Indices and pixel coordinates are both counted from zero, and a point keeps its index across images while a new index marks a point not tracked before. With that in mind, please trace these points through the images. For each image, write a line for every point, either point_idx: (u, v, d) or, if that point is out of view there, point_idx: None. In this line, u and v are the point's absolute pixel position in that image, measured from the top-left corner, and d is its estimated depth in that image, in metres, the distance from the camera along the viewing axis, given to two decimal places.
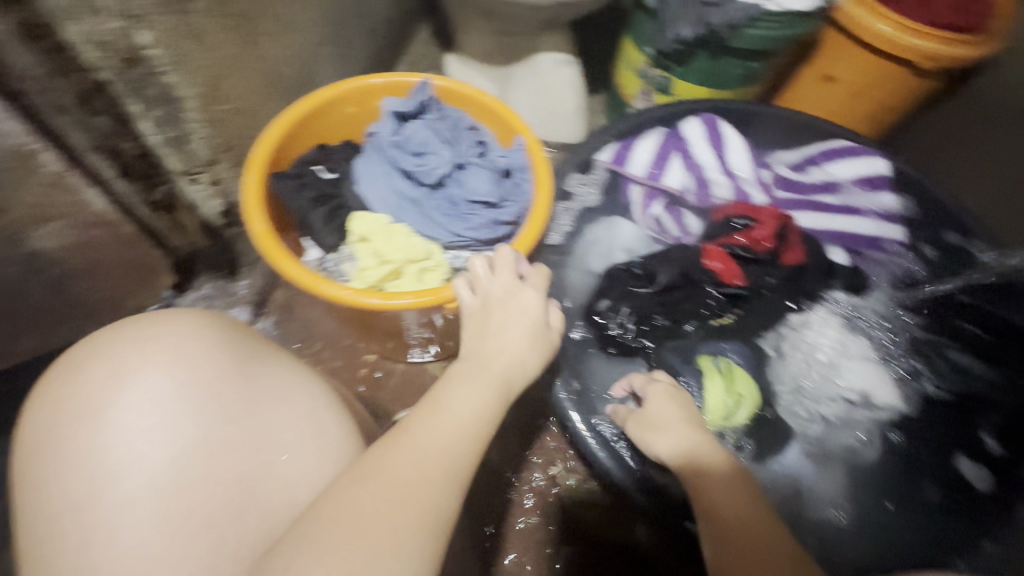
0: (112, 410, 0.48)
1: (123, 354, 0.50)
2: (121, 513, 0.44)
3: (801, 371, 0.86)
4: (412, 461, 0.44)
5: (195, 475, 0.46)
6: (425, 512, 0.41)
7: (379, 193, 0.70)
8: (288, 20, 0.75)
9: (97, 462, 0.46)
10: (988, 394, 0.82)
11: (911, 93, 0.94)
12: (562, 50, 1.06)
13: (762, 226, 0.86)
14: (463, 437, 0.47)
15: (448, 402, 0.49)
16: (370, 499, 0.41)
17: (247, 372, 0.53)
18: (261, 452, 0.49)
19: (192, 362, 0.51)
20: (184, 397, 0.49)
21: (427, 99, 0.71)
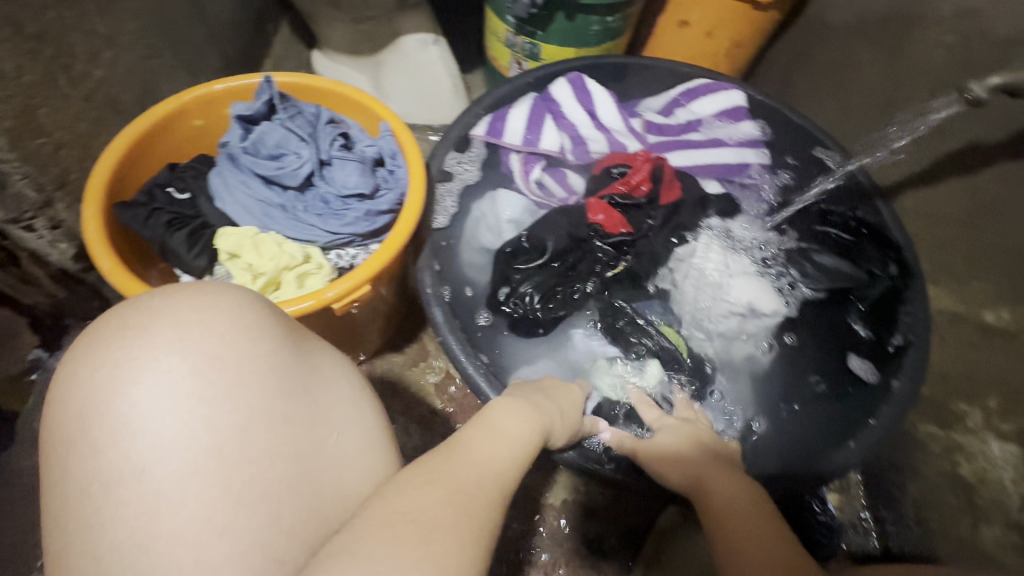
0: (166, 376, 0.37)
1: (174, 313, 0.39)
2: (181, 487, 0.35)
3: (695, 299, 0.83)
4: (476, 470, 0.42)
5: (266, 449, 0.37)
6: (491, 523, 0.38)
7: (241, 205, 0.69)
8: (96, 47, 0.73)
9: (155, 431, 0.36)
10: (854, 288, 0.82)
11: (759, 26, 0.99)
12: (425, 30, 1.09)
13: (636, 170, 0.83)
14: (513, 461, 0.46)
15: (498, 425, 0.49)
16: (450, 506, 0.37)
17: (301, 351, 0.43)
18: (324, 434, 0.40)
19: (254, 332, 0.40)
20: (249, 367, 0.39)
21: (273, 97, 0.70)
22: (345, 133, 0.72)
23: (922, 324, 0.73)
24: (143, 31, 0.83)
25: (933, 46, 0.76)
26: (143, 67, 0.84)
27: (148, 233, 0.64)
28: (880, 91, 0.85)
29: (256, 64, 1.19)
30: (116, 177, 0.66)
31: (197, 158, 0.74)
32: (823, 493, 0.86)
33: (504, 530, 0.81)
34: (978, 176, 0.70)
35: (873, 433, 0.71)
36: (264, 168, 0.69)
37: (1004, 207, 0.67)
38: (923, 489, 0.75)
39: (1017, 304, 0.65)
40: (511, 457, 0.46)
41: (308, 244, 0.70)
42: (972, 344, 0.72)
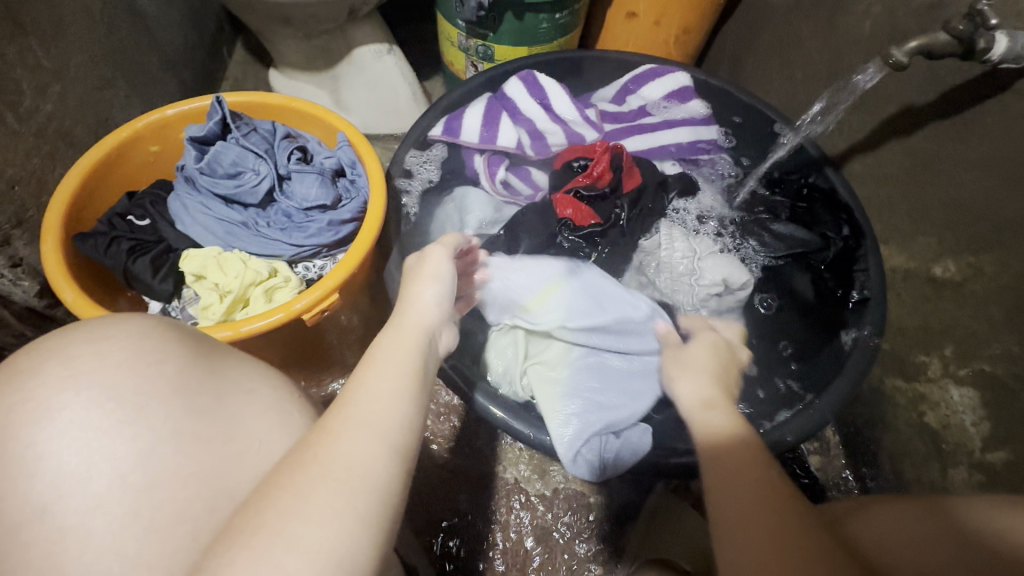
0: (62, 413, 0.37)
1: (66, 351, 0.39)
2: (89, 520, 0.35)
3: (671, 285, 0.84)
4: (348, 432, 0.39)
5: (179, 470, 0.37)
6: (348, 469, 0.36)
7: (203, 225, 0.70)
8: (43, 82, 0.73)
9: (53, 469, 0.35)
10: (813, 251, 0.84)
11: (701, 11, 1.02)
12: (377, 40, 1.09)
13: (597, 161, 0.84)
14: (387, 393, 0.42)
15: (376, 362, 0.45)
16: (288, 472, 0.36)
17: (209, 369, 0.43)
18: (241, 448, 0.41)
19: (154, 359, 0.40)
20: (150, 393, 0.39)
21: (224, 117, 0.70)
22: (302, 147, 0.73)
23: (876, 276, 0.74)
24: (93, 63, 0.83)
25: (863, 17, 0.79)
26: (95, 97, 0.83)
27: (109, 261, 0.64)
28: (822, 64, 0.87)
29: (214, 86, 1.19)
30: (74, 208, 0.66)
31: (156, 184, 0.74)
32: (804, 456, 0.88)
33: (504, 525, 0.81)
34: (914, 136, 0.73)
35: (836, 390, 0.71)
36: (222, 188, 0.70)
37: (940, 163, 0.70)
38: (893, 440, 0.78)
39: (961, 255, 0.69)
40: (388, 393, 0.43)
41: (275, 259, 0.70)
42: (924, 298, 0.75)
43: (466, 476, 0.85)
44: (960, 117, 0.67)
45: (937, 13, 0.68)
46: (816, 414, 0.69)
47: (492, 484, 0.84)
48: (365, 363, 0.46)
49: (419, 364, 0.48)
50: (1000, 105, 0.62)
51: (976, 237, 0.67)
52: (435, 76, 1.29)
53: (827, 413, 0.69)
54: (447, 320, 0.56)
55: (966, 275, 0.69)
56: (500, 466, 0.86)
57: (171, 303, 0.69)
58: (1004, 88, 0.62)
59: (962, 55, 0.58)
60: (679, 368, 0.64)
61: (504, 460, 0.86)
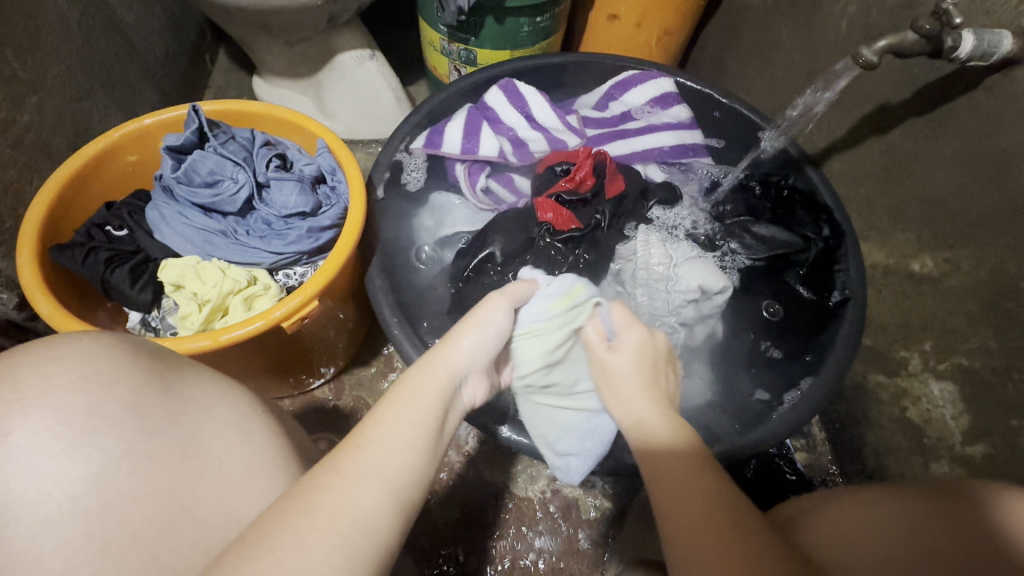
0: (9, 439, 0.37)
1: (17, 373, 0.39)
2: (38, 543, 0.35)
3: (647, 294, 0.83)
4: (357, 486, 0.37)
5: (131, 493, 0.37)
6: (350, 521, 0.35)
7: (181, 235, 0.69)
8: (19, 93, 0.72)
9: (4, 493, 0.36)
10: (790, 254, 0.84)
11: (682, 13, 1.03)
12: (359, 46, 1.09)
13: (579, 166, 0.85)
14: (404, 445, 0.42)
15: (399, 406, 0.44)
16: (291, 513, 0.35)
17: (167, 387, 0.42)
18: (199, 465, 0.40)
19: (103, 379, 0.40)
20: (101, 415, 0.39)
21: (201, 126, 0.70)
22: (280, 155, 0.73)
23: (857, 278, 0.75)
24: (71, 73, 0.83)
25: (838, 17, 0.80)
26: (74, 108, 0.83)
27: (87, 272, 0.64)
28: (801, 64, 0.88)
29: (196, 94, 1.19)
30: (51, 220, 0.65)
31: (134, 194, 0.74)
32: (790, 453, 0.88)
33: (492, 527, 0.82)
34: (890, 134, 0.74)
35: (816, 388, 0.71)
36: (201, 197, 0.70)
37: (915, 160, 0.71)
38: (878, 435, 0.79)
39: (937, 251, 0.69)
40: (403, 445, 0.42)
41: (254, 267, 0.70)
42: (903, 294, 0.75)
43: (451, 481, 0.85)
44: (933, 114, 0.68)
45: (911, 11, 0.69)
46: (798, 411, 0.70)
47: (482, 487, 0.84)
48: (387, 405, 0.45)
49: (439, 412, 0.46)
50: (971, 102, 0.63)
51: (951, 233, 0.68)
52: (419, 81, 1.29)
53: (809, 409, 0.70)
54: (479, 369, 0.53)
55: (944, 270, 0.69)
56: (488, 471, 0.86)
57: (150, 313, 0.69)
58: (975, 85, 0.62)
59: (932, 53, 0.59)
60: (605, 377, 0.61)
61: (493, 465, 0.86)
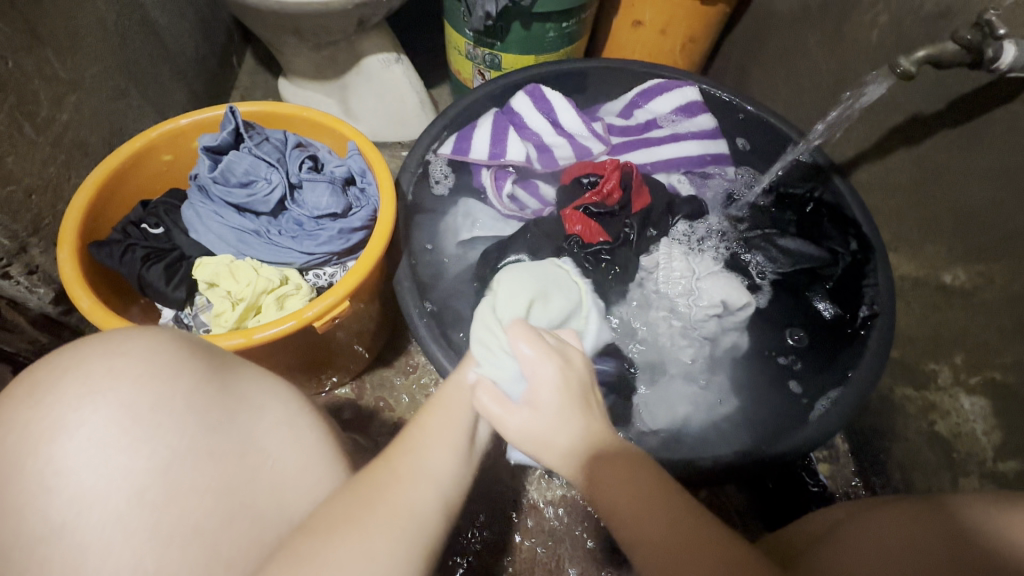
0: (80, 431, 0.38)
1: (84, 365, 0.40)
2: (108, 535, 0.36)
3: (667, 307, 0.84)
4: (416, 487, 0.39)
5: (193, 488, 0.38)
6: (412, 520, 0.38)
7: (216, 233, 0.70)
8: (59, 92, 0.74)
9: (74, 484, 0.37)
10: (815, 268, 0.84)
11: (707, 20, 1.02)
12: (385, 50, 1.10)
13: (607, 177, 0.86)
14: (450, 451, 0.43)
15: (438, 412, 0.46)
16: (357, 511, 0.37)
17: (225, 383, 0.43)
18: (252, 462, 0.41)
19: (168, 374, 0.41)
20: (168, 410, 0.39)
21: (238, 127, 0.71)
22: (313, 156, 0.74)
23: (886, 292, 0.75)
24: (108, 73, 0.84)
25: (868, 28, 0.80)
26: (110, 107, 0.85)
27: (124, 268, 0.65)
28: (828, 73, 0.88)
29: (223, 94, 1.21)
30: (90, 217, 0.67)
31: (169, 192, 0.75)
32: (813, 464, 0.88)
33: (511, 530, 0.82)
34: (922, 145, 0.74)
35: (845, 398, 0.71)
36: (235, 197, 0.71)
37: (948, 172, 0.71)
38: (904, 447, 0.78)
39: (970, 263, 0.69)
40: (449, 449, 0.43)
41: (286, 267, 0.71)
42: (933, 306, 0.75)
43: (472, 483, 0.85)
44: (968, 125, 0.67)
45: (946, 22, 0.68)
46: (826, 423, 0.69)
47: (501, 490, 0.84)
48: (429, 409, 0.46)
49: (475, 419, 0.48)
50: (1009, 114, 0.62)
51: (985, 246, 0.67)
52: (442, 84, 1.30)
53: (838, 421, 0.69)
54: None
55: (977, 284, 0.68)
56: (507, 474, 0.86)
57: (182, 310, 0.70)
58: (1013, 97, 0.62)
59: (971, 64, 0.59)
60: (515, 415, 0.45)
61: (511, 468, 0.86)
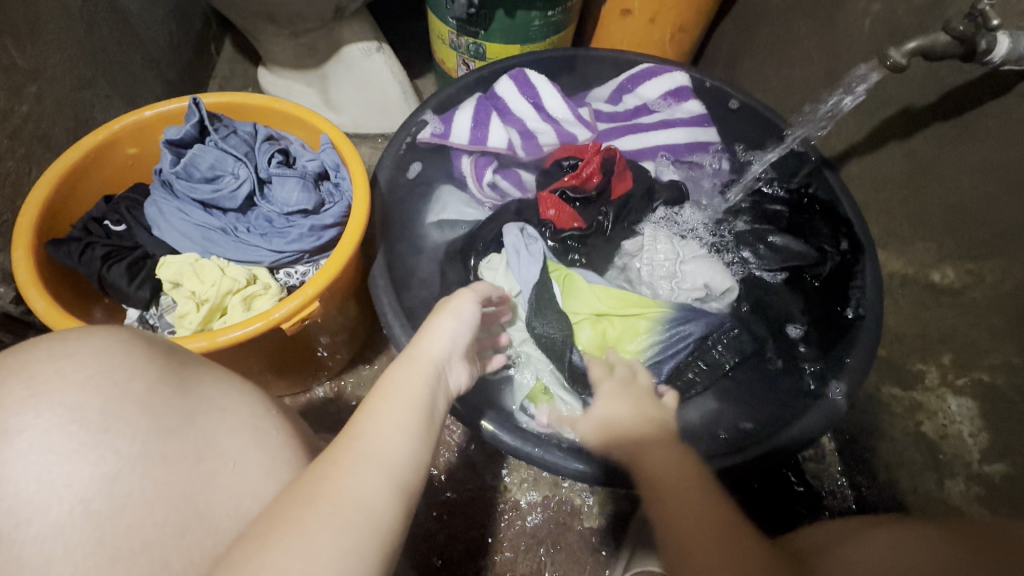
0: (20, 436, 0.35)
1: (28, 366, 0.37)
2: (48, 549, 0.34)
3: (648, 287, 0.83)
4: (358, 475, 0.37)
5: (144, 496, 0.36)
6: (355, 507, 0.34)
7: (180, 232, 0.68)
8: (17, 83, 0.71)
9: (12, 494, 0.35)
10: (806, 266, 0.83)
11: (697, 8, 0.99)
12: (366, 38, 1.06)
13: (587, 162, 0.83)
14: (397, 430, 0.41)
15: (386, 398, 0.44)
16: (296, 507, 0.34)
17: (182, 384, 0.41)
18: (208, 466, 0.39)
19: (120, 374, 0.38)
20: (116, 413, 0.37)
21: (204, 119, 0.68)
22: (284, 149, 0.71)
23: (872, 294, 0.73)
24: (72, 62, 0.81)
25: (862, 16, 0.77)
26: (74, 98, 0.82)
27: (83, 268, 0.63)
28: (820, 64, 0.85)
29: (200, 84, 1.17)
30: (49, 213, 0.64)
31: (134, 188, 0.72)
32: (799, 464, 0.87)
33: (492, 531, 0.80)
34: (913, 139, 0.72)
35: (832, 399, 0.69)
36: (201, 193, 0.68)
37: (939, 167, 0.69)
38: (889, 448, 0.77)
39: (960, 261, 0.67)
40: (398, 432, 0.41)
41: (254, 265, 0.68)
42: (922, 305, 0.73)
43: (452, 484, 0.83)
44: (961, 119, 0.65)
45: (939, 12, 0.66)
46: (813, 422, 0.68)
47: (483, 490, 0.83)
48: (374, 395, 0.44)
49: (428, 401, 0.46)
50: (1002, 108, 0.61)
51: (975, 243, 0.65)
52: (427, 74, 1.26)
53: (825, 422, 0.68)
54: (459, 356, 0.53)
55: (966, 282, 0.67)
56: (490, 475, 0.84)
57: (148, 311, 0.68)
58: (1007, 90, 0.60)
59: (964, 56, 0.57)
60: (391, 398, 0.44)
61: (494, 467, 0.84)
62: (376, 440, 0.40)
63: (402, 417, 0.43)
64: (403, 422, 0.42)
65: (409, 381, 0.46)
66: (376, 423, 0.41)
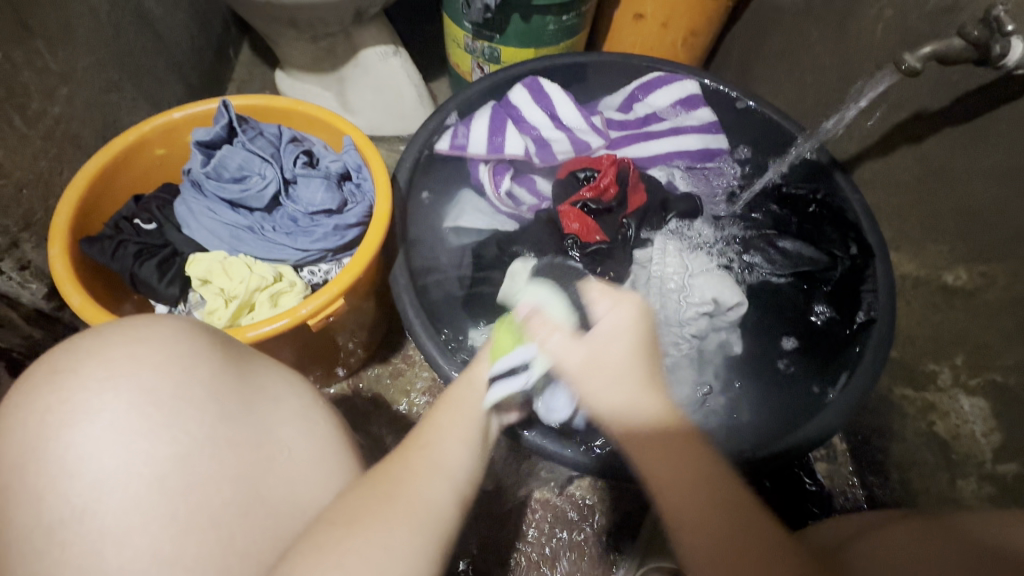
0: (100, 415, 0.37)
1: (104, 349, 0.39)
2: (127, 523, 0.35)
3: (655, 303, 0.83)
4: (429, 482, 0.43)
5: (212, 476, 0.38)
6: (425, 509, 0.41)
7: (209, 229, 0.70)
8: (50, 84, 0.73)
9: (92, 470, 0.36)
10: (818, 271, 0.84)
11: (710, 13, 1.01)
12: (383, 43, 1.08)
13: (604, 174, 0.86)
14: (461, 445, 0.47)
15: (453, 415, 0.49)
16: (374, 502, 0.39)
17: (242, 373, 0.43)
18: (269, 451, 0.40)
19: (189, 360, 0.40)
20: (186, 397, 0.39)
21: (232, 121, 0.70)
22: (308, 151, 0.73)
23: (884, 298, 0.74)
24: (101, 66, 0.83)
25: (873, 21, 0.78)
26: (103, 99, 0.84)
27: (116, 265, 0.65)
28: (831, 69, 0.86)
29: (219, 87, 1.19)
30: (82, 212, 0.66)
31: (162, 187, 0.74)
32: (811, 463, 0.87)
33: (506, 527, 0.81)
34: (925, 143, 0.73)
35: (845, 398, 0.70)
36: (229, 192, 0.70)
37: (950, 170, 0.70)
38: (900, 448, 0.78)
39: (971, 263, 0.68)
40: (461, 446, 0.47)
41: (279, 263, 0.70)
42: (934, 306, 0.74)
43: None
44: (971, 124, 0.67)
45: (951, 17, 0.67)
46: (826, 422, 0.68)
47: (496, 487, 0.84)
48: (436, 411, 0.49)
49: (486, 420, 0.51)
50: (1015, 111, 0.61)
51: (987, 246, 0.66)
52: (441, 78, 1.28)
53: (837, 421, 0.69)
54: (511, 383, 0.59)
55: (978, 284, 0.68)
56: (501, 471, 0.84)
57: (176, 306, 0.69)
58: (1018, 94, 0.61)
59: (976, 59, 0.58)
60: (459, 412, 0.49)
61: (507, 464, 0.85)
62: (446, 450, 0.46)
63: (468, 434, 0.48)
64: (469, 440, 0.48)
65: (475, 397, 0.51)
66: (447, 435, 0.47)
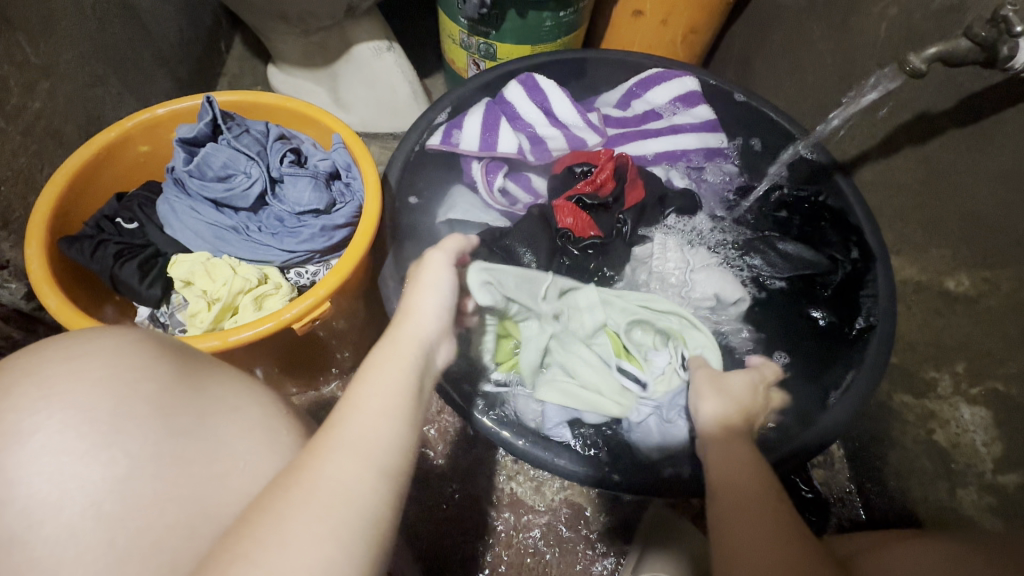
0: (33, 437, 0.36)
1: (41, 368, 0.38)
2: (61, 550, 0.34)
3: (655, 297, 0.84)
4: (337, 460, 0.36)
5: (157, 496, 0.36)
6: (336, 495, 0.34)
7: (192, 229, 0.68)
8: (30, 78, 0.71)
9: (25, 495, 0.35)
10: (818, 274, 0.82)
11: (710, 10, 0.99)
12: (376, 38, 1.06)
13: (601, 168, 0.84)
14: (381, 414, 0.40)
15: (370, 382, 0.43)
16: (274, 496, 0.34)
17: (193, 386, 0.41)
18: (220, 469, 0.39)
19: (133, 376, 0.39)
20: (128, 415, 0.37)
21: (216, 118, 0.68)
22: (296, 148, 0.71)
23: (884, 303, 0.72)
24: (84, 59, 0.81)
25: (878, 19, 0.76)
26: (87, 94, 0.82)
27: (95, 265, 0.63)
28: (834, 67, 0.84)
29: (210, 82, 1.17)
30: (60, 211, 0.64)
31: (146, 186, 0.72)
32: (808, 471, 0.86)
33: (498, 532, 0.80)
34: (928, 145, 0.71)
35: (844, 405, 0.68)
36: (212, 191, 0.68)
37: (954, 173, 0.68)
38: (899, 455, 0.77)
39: (975, 269, 0.66)
40: (381, 416, 0.40)
41: (265, 264, 0.68)
42: (935, 312, 0.73)
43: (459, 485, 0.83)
44: (977, 127, 0.65)
45: (957, 17, 0.65)
46: (825, 430, 0.67)
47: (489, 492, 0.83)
48: (360, 378, 0.43)
49: (416, 380, 0.45)
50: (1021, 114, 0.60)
51: (991, 251, 0.65)
52: (436, 74, 1.26)
53: (835, 428, 0.67)
54: (445, 333, 0.53)
55: (981, 290, 0.66)
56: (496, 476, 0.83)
57: (159, 308, 0.67)
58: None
59: (984, 62, 0.56)
60: (374, 377, 0.43)
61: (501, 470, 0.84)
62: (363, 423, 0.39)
63: (389, 403, 0.41)
64: (391, 406, 0.41)
65: (396, 363, 0.45)
66: (357, 407, 0.40)
